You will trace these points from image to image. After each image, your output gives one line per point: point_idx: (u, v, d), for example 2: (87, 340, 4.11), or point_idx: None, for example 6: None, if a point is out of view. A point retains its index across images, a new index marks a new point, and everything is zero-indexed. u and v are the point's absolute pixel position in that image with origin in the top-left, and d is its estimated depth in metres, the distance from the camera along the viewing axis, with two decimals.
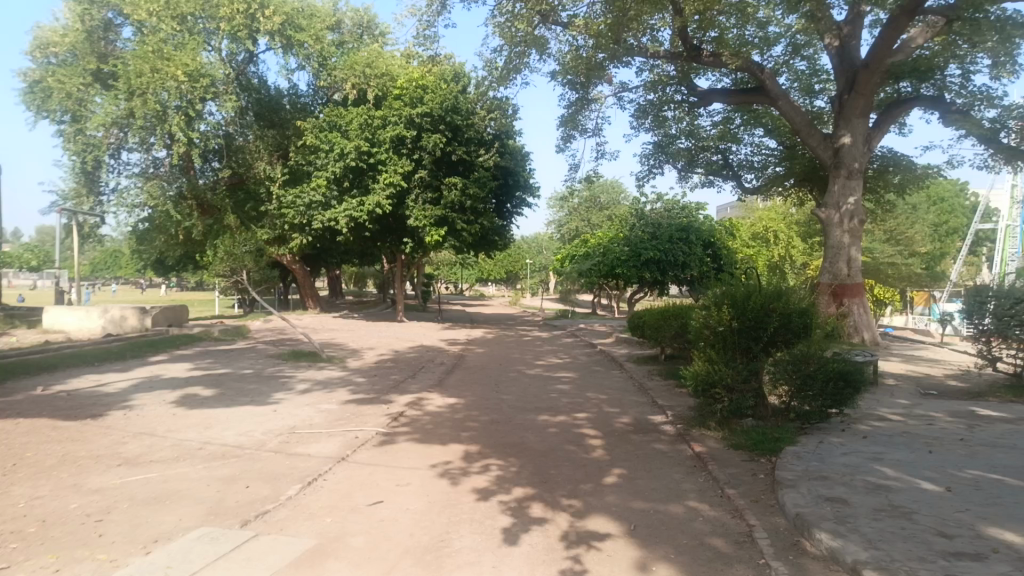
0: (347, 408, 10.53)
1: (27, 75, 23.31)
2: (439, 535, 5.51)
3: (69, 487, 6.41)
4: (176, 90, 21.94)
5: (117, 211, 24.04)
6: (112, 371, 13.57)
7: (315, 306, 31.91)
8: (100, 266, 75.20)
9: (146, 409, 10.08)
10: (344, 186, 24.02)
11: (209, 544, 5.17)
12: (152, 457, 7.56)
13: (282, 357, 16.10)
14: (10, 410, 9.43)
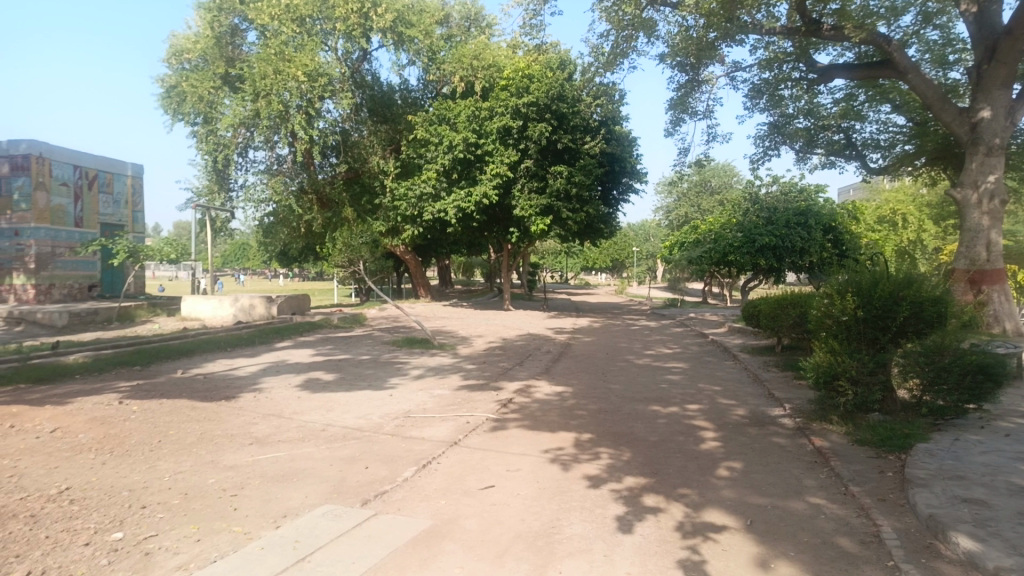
0: (459, 394, 10.77)
1: (165, 81, 25.20)
2: (550, 521, 5.55)
3: (207, 463, 6.91)
4: (297, 90, 23.01)
5: (244, 206, 25.56)
6: (242, 356, 14.51)
7: (426, 296, 32.75)
8: (230, 258, 80.69)
9: (273, 392, 10.72)
10: (453, 177, 24.49)
11: (333, 521, 5.44)
12: (279, 437, 8.03)
13: (396, 344, 16.67)
14: (155, 391, 10.26)
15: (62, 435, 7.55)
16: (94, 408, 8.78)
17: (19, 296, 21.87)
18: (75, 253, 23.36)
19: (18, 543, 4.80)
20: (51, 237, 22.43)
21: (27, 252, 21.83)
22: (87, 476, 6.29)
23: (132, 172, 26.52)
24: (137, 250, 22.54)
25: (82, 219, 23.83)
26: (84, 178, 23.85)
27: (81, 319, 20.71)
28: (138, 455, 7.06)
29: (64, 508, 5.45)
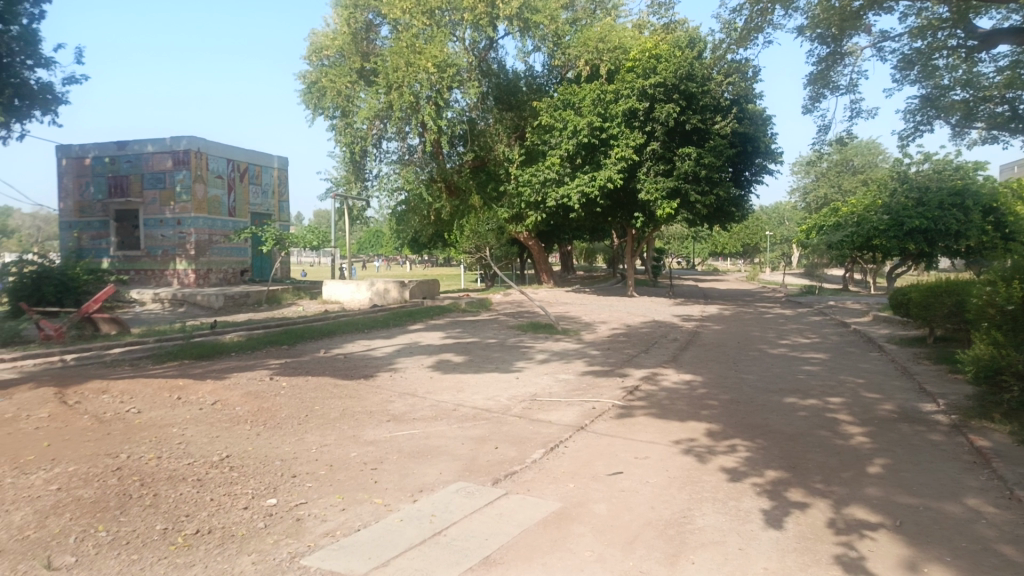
0: (585, 380, 10.78)
1: (306, 77, 26.72)
2: (681, 510, 5.44)
3: (348, 438, 7.31)
4: (426, 81, 23.64)
5: (378, 195, 26.69)
6: (378, 338, 15.21)
7: (549, 281, 32.93)
8: (366, 245, 84.71)
9: (407, 372, 11.17)
10: (578, 162, 24.39)
11: (466, 498, 5.61)
12: (414, 416, 8.36)
13: (521, 328, 16.90)
14: (300, 369, 10.97)
15: (221, 407, 8.23)
16: (249, 383, 9.51)
17: (182, 280, 23.95)
18: (229, 241, 25.29)
19: (187, 503, 5.27)
20: (209, 226, 24.38)
21: (189, 240, 23.84)
22: (243, 446, 6.82)
23: (278, 164, 28.30)
24: (283, 238, 24.10)
25: (235, 209, 25.71)
26: (236, 171, 25.73)
27: (235, 301, 22.46)
28: (287, 427, 7.57)
29: (225, 474, 5.93)
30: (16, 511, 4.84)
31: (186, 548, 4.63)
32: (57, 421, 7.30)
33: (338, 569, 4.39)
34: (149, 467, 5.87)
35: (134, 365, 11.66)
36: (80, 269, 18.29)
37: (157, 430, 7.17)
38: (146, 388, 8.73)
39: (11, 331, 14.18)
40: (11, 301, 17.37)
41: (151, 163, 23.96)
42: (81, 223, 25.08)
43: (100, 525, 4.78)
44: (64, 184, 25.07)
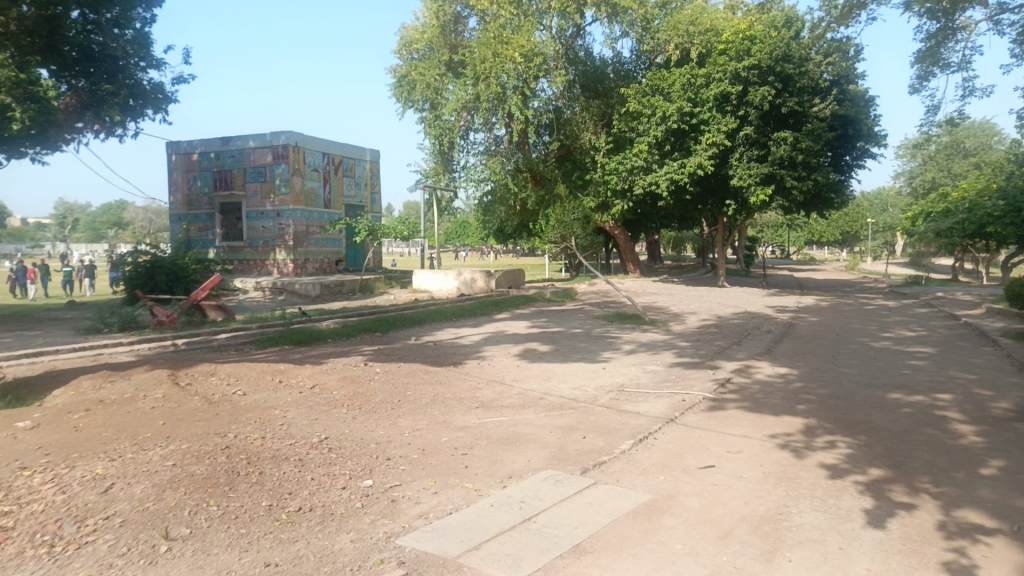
0: (673, 371, 10.61)
1: (397, 71, 27.32)
2: (777, 507, 5.29)
3: (439, 423, 7.47)
4: (514, 71, 23.70)
5: (465, 186, 27.03)
6: (466, 326, 15.45)
7: (636, 271, 32.50)
8: (452, 236, 86.00)
9: (495, 360, 11.30)
10: (666, 149, 23.94)
11: (555, 486, 5.64)
12: (502, 403, 8.45)
13: (608, 318, 16.79)
14: (393, 355, 11.29)
15: (320, 391, 8.58)
16: (344, 368, 9.86)
17: (281, 269, 25.00)
18: (325, 232, 26.22)
19: (289, 482, 5.53)
20: (306, 217, 25.35)
21: (287, 231, 24.87)
22: (341, 428, 7.09)
23: (370, 157, 29.07)
24: (375, 228, 24.78)
25: (330, 201, 26.61)
26: (331, 164, 26.61)
27: (331, 289, 23.31)
28: (381, 412, 7.81)
29: (324, 455, 6.18)
30: (137, 484, 5.20)
31: (289, 524, 4.86)
32: (171, 400, 7.80)
33: (431, 550, 4.50)
34: (255, 446, 6.18)
35: (239, 350, 12.30)
36: (189, 259, 19.38)
37: (260, 412, 7.54)
38: (250, 371, 9.20)
39: (129, 317, 15.19)
40: (128, 289, 18.61)
41: (252, 158, 25.09)
42: (189, 216, 26.56)
43: (212, 499, 5.08)
44: (174, 178, 26.61)
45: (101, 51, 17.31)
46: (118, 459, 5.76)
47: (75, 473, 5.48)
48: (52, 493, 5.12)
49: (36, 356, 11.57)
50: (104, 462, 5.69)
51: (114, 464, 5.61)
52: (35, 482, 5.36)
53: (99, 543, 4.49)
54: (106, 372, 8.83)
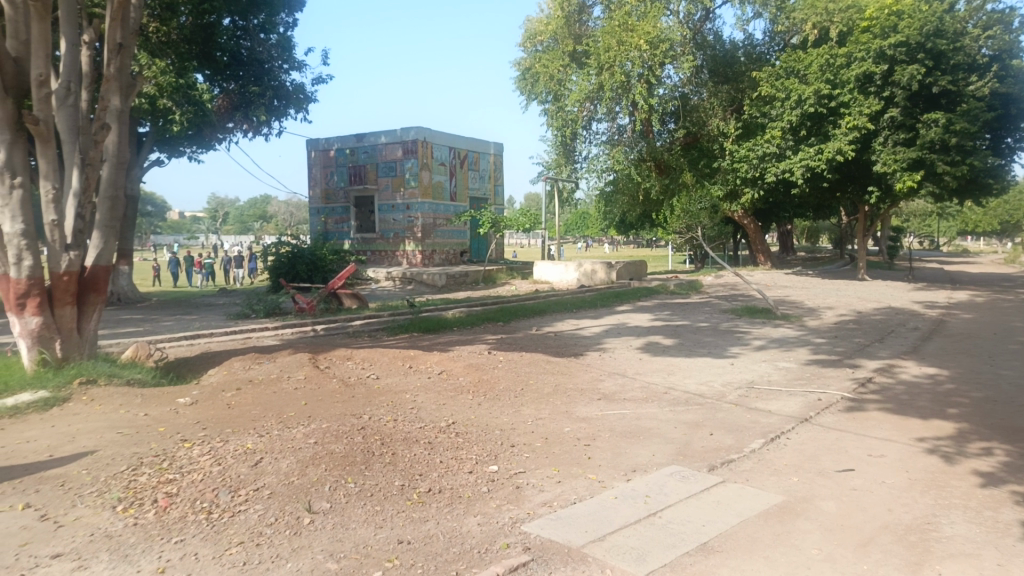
0: (807, 368, 10.11)
1: (522, 64, 27.63)
2: (925, 516, 4.93)
3: (562, 413, 7.52)
4: (638, 58, 23.27)
5: (588, 177, 26.89)
6: (587, 318, 15.41)
7: (766, 263, 31.18)
8: (572, 227, 85.79)
9: (617, 352, 11.21)
10: (802, 134, 22.78)
11: (681, 481, 5.53)
12: (625, 396, 8.38)
13: (736, 312, 16.21)
14: (515, 345, 11.45)
15: (446, 376, 8.86)
16: (469, 356, 10.12)
17: (410, 260, 25.95)
18: (451, 224, 26.94)
19: (420, 463, 5.75)
20: (433, 210, 26.15)
21: (416, 223, 25.74)
22: (467, 414, 7.29)
23: (494, 150, 29.52)
24: (498, 220, 25.23)
25: (456, 193, 27.28)
26: (456, 158, 27.28)
27: (456, 280, 23.99)
28: (504, 399, 7.95)
29: (452, 439, 6.38)
30: (284, 459, 5.58)
31: (420, 504, 5.05)
32: (311, 382, 8.32)
33: (556, 538, 4.55)
34: (388, 428, 6.47)
35: (371, 336, 12.90)
36: (326, 250, 20.46)
37: (392, 395, 7.89)
38: (382, 356, 9.63)
39: (273, 304, 16.29)
40: (272, 277, 19.94)
41: (384, 153, 26.17)
42: (326, 210, 28.08)
43: (350, 477, 5.36)
44: (314, 174, 28.26)
45: (250, 56, 18.69)
46: (265, 435, 6.20)
47: (229, 446, 5.95)
48: (209, 464, 5.59)
49: (195, 337, 12.68)
50: (254, 438, 6.15)
51: (263, 440, 6.04)
52: (194, 454, 5.87)
53: (251, 512, 4.86)
54: (254, 354, 9.53)
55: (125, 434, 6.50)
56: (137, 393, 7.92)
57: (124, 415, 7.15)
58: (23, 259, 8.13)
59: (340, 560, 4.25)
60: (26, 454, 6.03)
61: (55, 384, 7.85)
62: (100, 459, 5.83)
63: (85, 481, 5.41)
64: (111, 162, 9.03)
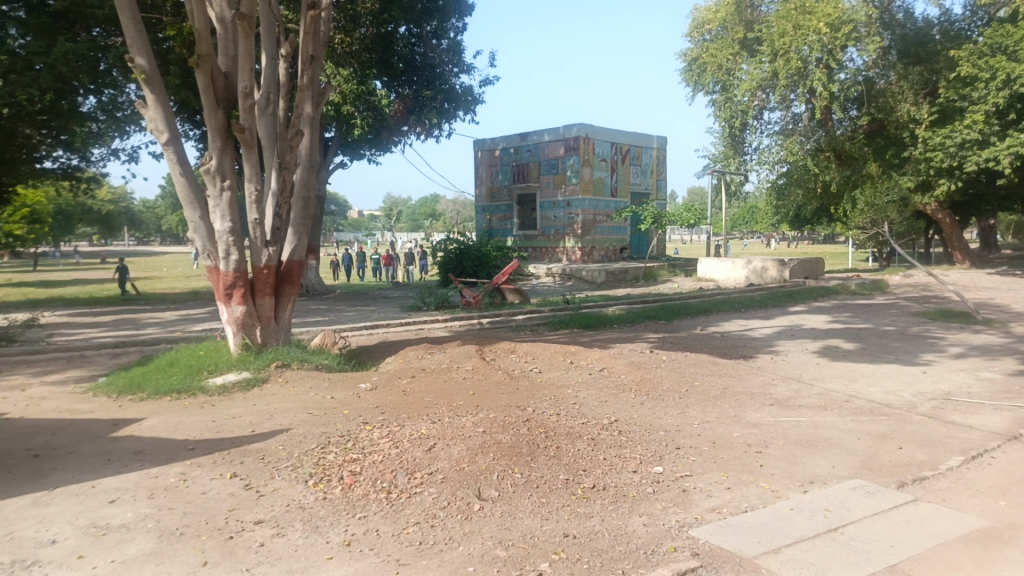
0: (1016, 380, 8.99)
1: (688, 54, 26.89)
2: None
3: (730, 417, 7.23)
4: (818, 42, 21.78)
5: (758, 169, 25.74)
6: (756, 318, 14.70)
7: (964, 262, 28.04)
8: (739, 223, 82.14)
9: (790, 356, 10.60)
10: (1009, 117, 20.58)
11: (865, 497, 5.14)
12: (800, 402, 7.91)
13: (928, 315, 14.75)
14: (680, 344, 11.17)
15: (608, 374, 8.84)
16: (631, 354, 9.99)
17: (570, 256, 26.10)
18: (611, 220, 26.75)
19: (584, 459, 5.76)
20: (594, 206, 26.12)
21: (576, 220, 25.78)
22: (630, 412, 7.22)
23: (657, 144, 28.88)
24: (661, 216, 24.73)
25: (617, 189, 27.04)
26: (619, 153, 27.02)
27: (616, 276, 23.93)
28: (669, 399, 7.79)
29: (615, 437, 6.34)
30: (455, 446, 5.80)
31: (585, 499, 5.07)
32: (478, 373, 8.63)
33: (726, 546, 4.39)
34: (552, 422, 6.54)
35: (534, 331, 13.12)
36: (491, 247, 21.04)
37: (555, 389, 7.99)
38: (545, 351, 9.75)
39: (443, 298, 17.05)
40: (440, 272, 20.86)
41: (547, 151, 26.47)
42: (491, 207, 28.91)
43: (516, 467, 5.48)
44: (480, 173, 29.22)
45: (423, 61, 19.64)
46: (437, 422, 6.49)
47: (405, 431, 6.30)
48: (388, 446, 5.95)
49: (373, 327, 13.56)
50: (427, 424, 6.47)
51: (435, 427, 6.34)
52: (374, 436, 6.27)
53: (426, 494, 5.11)
54: (426, 345, 10.02)
55: (314, 414, 7.08)
56: (324, 377, 8.61)
57: (313, 397, 7.80)
58: (230, 254, 9.08)
59: (509, 548, 4.37)
60: (233, 429, 6.74)
61: (256, 366, 8.76)
62: (294, 437, 6.40)
63: (282, 455, 5.97)
64: (303, 165, 9.82)
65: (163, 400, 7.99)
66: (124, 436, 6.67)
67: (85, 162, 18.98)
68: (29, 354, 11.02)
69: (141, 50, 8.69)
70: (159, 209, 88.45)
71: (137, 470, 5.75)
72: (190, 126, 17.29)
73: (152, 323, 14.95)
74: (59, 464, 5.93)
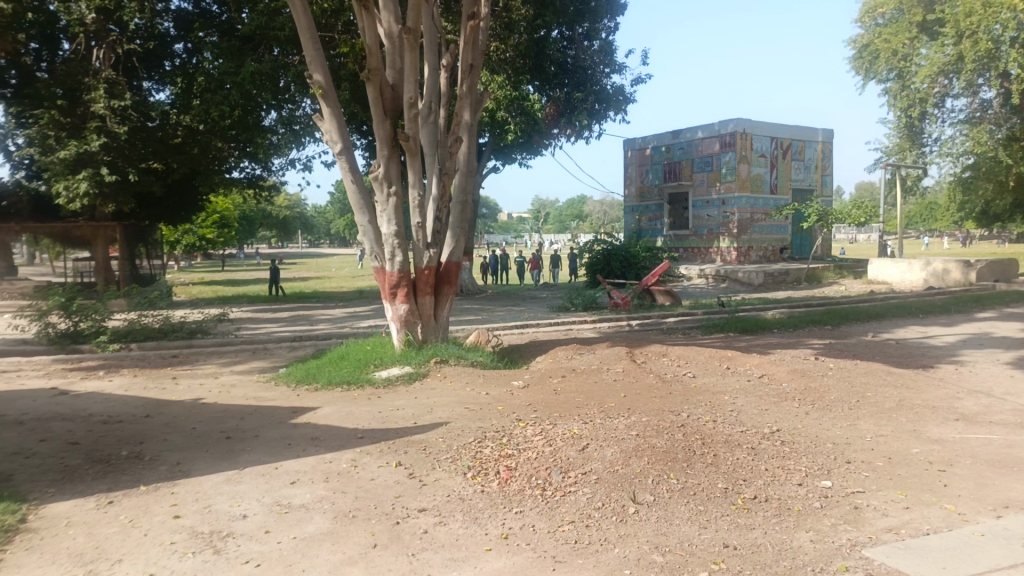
0: None
1: (858, 41, 25.18)
2: None
3: (907, 431, 6.67)
4: (1011, 20, 19.33)
5: (939, 160, 23.84)
6: (937, 324, 13.47)
7: None
8: (916, 219, 75.57)
9: (978, 367, 9.61)
10: None
11: None
12: (991, 418, 7.16)
13: None
14: (848, 352, 10.47)
15: (769, 380, 8.45)
16: (793, 360, 9.50)
17: (724, 257, 25.24)
18: (770, 218, 25.52)
19: (743, 469, 5.55)
20: (751, 204, 25.05)
21: (732, 219, 24.87)
22: (793, 422, 6.85)
23: (823, 137, 27.11)
24: (826, 213, 23.27)
25: (777, 186, 25.72)
26: (779, 148, 25.68)
27: (775, 278, 22.92)
28: (836, 410, 7.32)
29: (777, 447, 6.05)
30: (608, 447, 5.78)
31: (746, 510, 4.89)
32: (630, 375, 8.56)
33: (905, 569, 4.07)
34: (709, 429, 6.36)
35: (687, 334, 12.82)
36: (641, 247, 20.78)
37: (711, 395, 7.76)
38: (699, 355, 9.50)
39: (591, 299, 17.02)
40: (590, 273, 20.90)
41: (701, 148, 25.71)
42: (641, 208, 28.54)
43: (672, 473, 5.37)
44: (630, 173, 28.94)
45: (575, 63, 19.84)
46: (589, 423, 6.51)
47: (558, 430, 6.37)
48: (542, 444, 6.04)
49: (524, 327, 13.82)
50: (579, 424, 6.51)
51: (587, 427, 6.35)
52: (529, 433, 6.39)
53: (580, 494, 5.15)
54: (576, 345, 10.06)
55: (471, 409, 7.34)
56: (480, 374, 8.91)
57: (470, 392, 8.08)
58: (395, 255, 9.60)
59: (666, 554, 4.30)
60: (397, 420, 7.13)
61: (417, 361, 9.21)
62: (452, 430, 6.66)
63: (442, 447, 6.24)
64: (462, 171, 10.20)
65: (335, 390, 8.63)
66: (302, 423, 7.26)
67: (266, 171, 20.77)
68: (221, 345, 12.27)
69: (318, 66, 9.39)
70: (327, 213, 95.17)
71: (314, 455, 6.22)
72: (358, 135, 18.44)
73: (324, 319, 16.14)
74: (247, 446, 6.55)
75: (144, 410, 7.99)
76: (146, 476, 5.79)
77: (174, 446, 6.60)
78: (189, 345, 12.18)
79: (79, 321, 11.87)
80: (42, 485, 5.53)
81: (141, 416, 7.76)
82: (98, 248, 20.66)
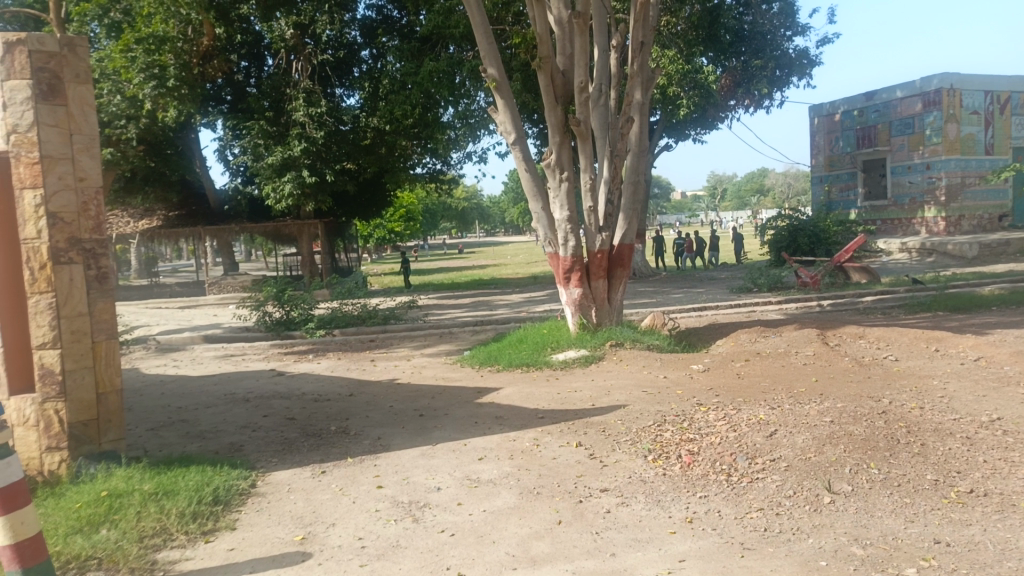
0: None
1: None
2: None
3: None
4: None
5: None
6: None
7: None
8: None
9: None
10: None
11: None
12: None
13: None
14: None
15: (987, 364, 7.58)
16: (1017, 341, 8.43)
17: (931, 228, 22.93)
18: (986, 182, 22.66)
19: (956, 460, 5.05)
20: (962, 167, 22.40)
21: (939, 185, 22.47)
22: (1018, 410, 6.10)
23: None
24: None
25: (992, 146, 22.84)
26: (995, 103, 22.74)
27: (992, 249, 20.46)
28: None
29: (999, 438, 5.41)
30: (799, 434, 5.49)
31: (960, 505, 4.46)
32: (822, 359, 8.05)
33: None
34: (915, 416, 5.85)
35: (886, 314, 11.82)
36: (830, 221, 19.37)
37: (917, 380, 7.13)
38: (902, 337, 8.73)
39: (776, 278, 16.12)
40: (773, 251, 19.91)
41: (900, 109, 23.41)
42: (831, 177, 26.60)
43: (873, 462, 5.02)
44: (817, 142, 27.06)
45: (752, 28, 18.99)
46: (777, 408, 6.23)
47: (743, 415, 6.15)
48: (725, 429, 5.88)
49: (703, 310, 13.42)
50: (766, 409, 6.25)
51: (774, 413, 6.08)
52: (711, 418, 6.24)
53: (769, 481, 4.95)
54: (761, 327, 9.61)
55: (650, 392, 7.30)
56: (657, 357, 8.80)
57: (648, 375, 8.05)
58: (568, 241, 9.73)
59: (867, 547, 4.04)
60: (577, 401, 7.25)
61: (592, 344, 9.29)
62: (631, 413, 6.66)
63: (622, 429, 6.27)
64: (633, 152, 10.13)
65: (516, 371, 8.95)
66: (486, 402, 7.61)
67: (447, 165, 21.78)
68: (411, 330, 13.14)
69: (492, 60, 9.69)
70: (503, 202, 98.22)
71: (500, 433, 6.51)
72: (530, 123, 18.84)
73: (502, 304, 16.74)
74: (439, 423, 6.99)
75: (347, 390, 8.78)
76: (352, 449, 6.37)
77: (375, 422, 7.18)
78: (384, 330, 13.15)
79: (291, 310, 13.18)
80: (267, 455, 6.26)
81: (346, 394, 8.53)
82: (304, 243, 22.58)
